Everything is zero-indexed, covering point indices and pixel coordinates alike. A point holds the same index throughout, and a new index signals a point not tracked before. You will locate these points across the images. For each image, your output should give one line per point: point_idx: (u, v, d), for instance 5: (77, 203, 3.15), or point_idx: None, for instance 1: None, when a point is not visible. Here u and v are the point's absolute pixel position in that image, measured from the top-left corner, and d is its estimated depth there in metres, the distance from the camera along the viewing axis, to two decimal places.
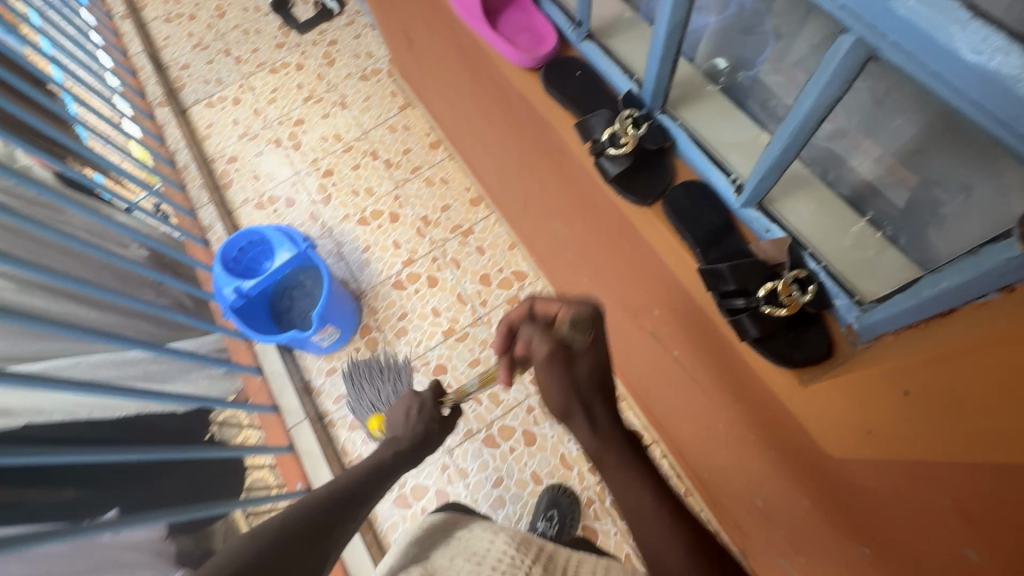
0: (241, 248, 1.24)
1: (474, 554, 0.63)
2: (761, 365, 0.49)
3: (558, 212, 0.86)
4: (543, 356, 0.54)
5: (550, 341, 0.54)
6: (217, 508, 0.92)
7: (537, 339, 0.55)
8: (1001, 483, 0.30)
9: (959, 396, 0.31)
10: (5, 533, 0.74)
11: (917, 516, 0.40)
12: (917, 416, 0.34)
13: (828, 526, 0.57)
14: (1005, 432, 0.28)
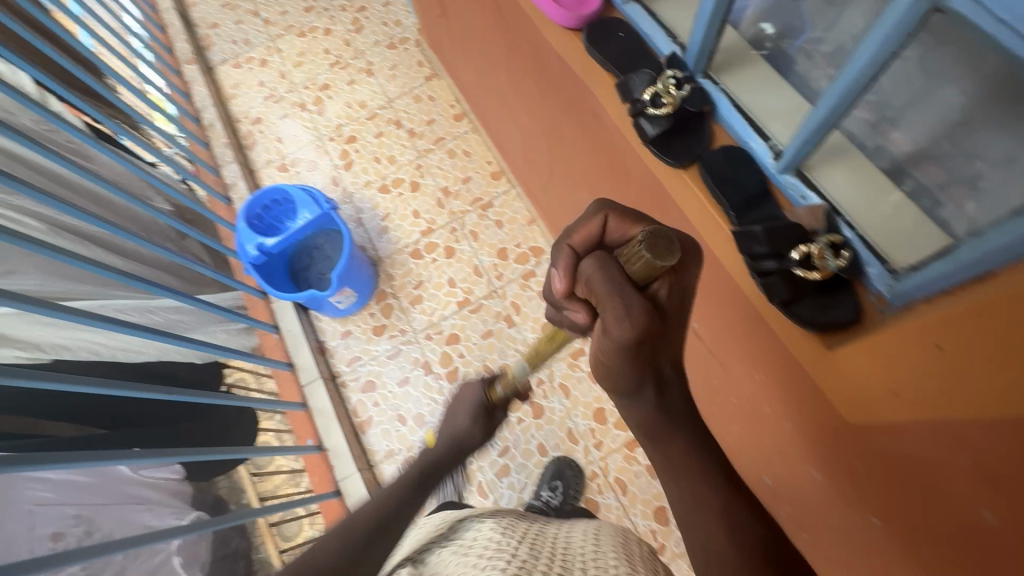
0: (265, 205, 1.26)
1: (461, 548, 0.64)
2: (786, 331, 0.49)
3: (584, 182, 0.86)
4: (627, 329, 0.42)
5: (636, 309, 0.42)
6: (235, 453, 0.94)
7: (609, 297, 0.43)
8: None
9: (993, 351, 0.31)
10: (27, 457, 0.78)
11: (934, 481, 0.41)
12: (949, 372, 0.34)
13: (837, 499, 0.58)
14: None
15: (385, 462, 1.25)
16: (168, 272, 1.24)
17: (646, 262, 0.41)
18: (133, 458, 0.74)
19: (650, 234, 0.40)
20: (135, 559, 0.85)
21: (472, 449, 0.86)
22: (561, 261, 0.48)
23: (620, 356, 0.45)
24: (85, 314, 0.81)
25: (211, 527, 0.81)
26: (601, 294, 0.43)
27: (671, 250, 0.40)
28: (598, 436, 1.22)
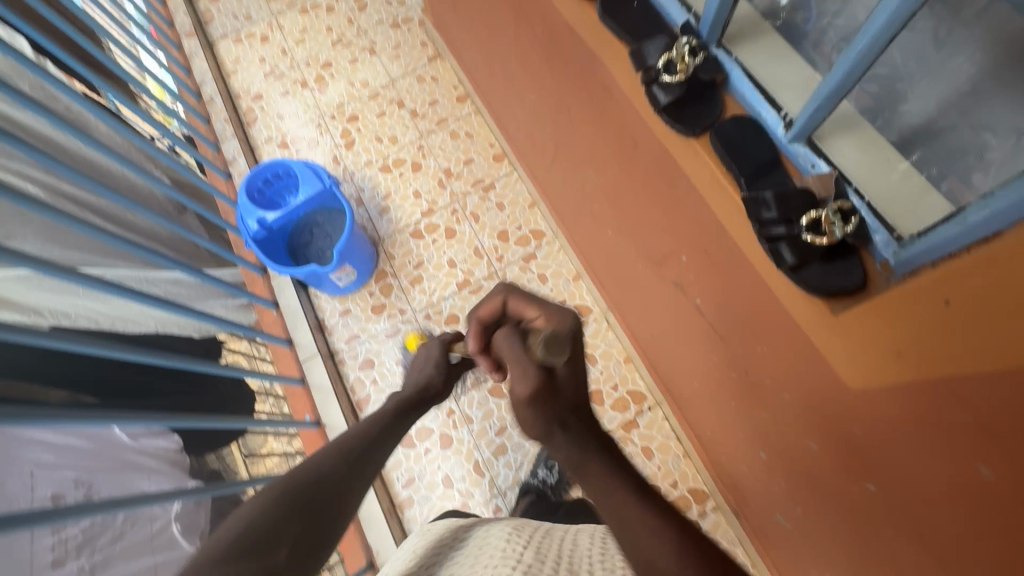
0: (266, 179, 1.25)
1: (470, 554, 0.65)
2: (792, 299, 0.50)
3: (591, 159, 0.87)
4: (526, 394, 0.51)
5: (533, 378, 0.51)
6: (235, 423, 0.94)
7: (514, 366, 0.53)
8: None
9: (993, 304, 0.32)
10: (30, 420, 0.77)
11: (931, 441, 0.42)
12: (948, 326, 0.35)
13: (834, 468, 0.59)
14: None
15: None
16: (170, 244, 1.23)
17: (542, 353, 0.51)
18: (136, 422, 0.73)
19: (548, 336, 0.51)
20: (133, 525, 0.83)
21: (434, 395, 0.80)
22: (474, 329, 0.70)
23: (524, 413, 0.52)
24: (85, 276, 0.80)
25: (210, 492, 0.81)
26: (512, 359, 0.55)
27: (561, 350, 0.51)
28: (595, 417, 1.22)
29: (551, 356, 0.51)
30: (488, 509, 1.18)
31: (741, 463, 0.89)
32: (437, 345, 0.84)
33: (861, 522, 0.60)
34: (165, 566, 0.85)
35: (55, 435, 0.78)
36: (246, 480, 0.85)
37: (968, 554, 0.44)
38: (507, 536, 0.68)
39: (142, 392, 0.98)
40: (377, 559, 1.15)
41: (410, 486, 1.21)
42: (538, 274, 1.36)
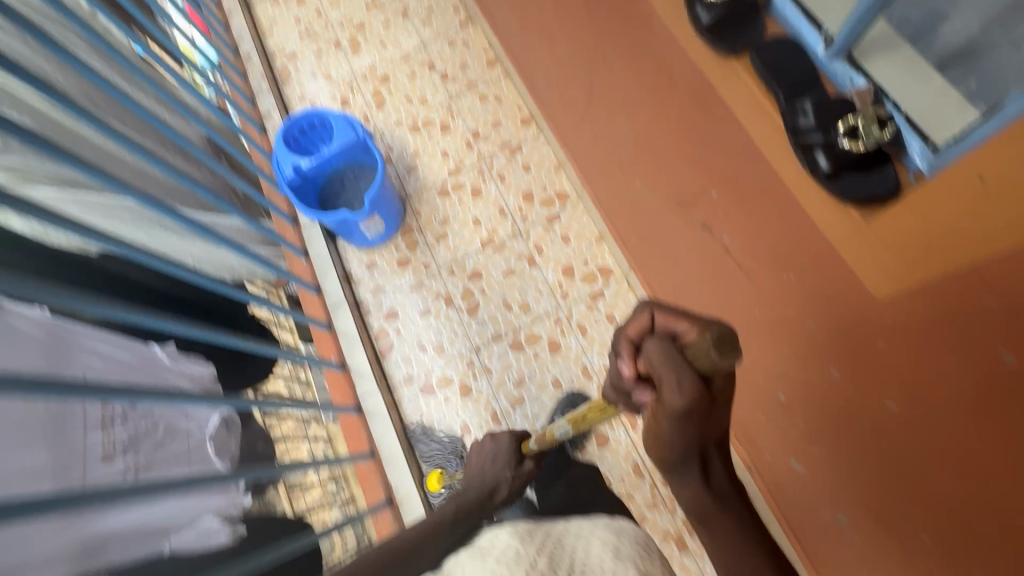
0: (302, 128, 1.29)
1: (482, 555, 0.70)
2: (823, 211, 0.52)
3: (624, 104, 0.88)
4: (679, 403, 0.46)
5: (691, 385, 0.46)
6: (262, 349, 0.99)
7: (665, 372, 0.46)
8: None
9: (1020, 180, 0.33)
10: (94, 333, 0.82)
11: (956, 338, 0.43)
12: (978, 205, 0.36)
13: (853, 394, 0.61)
14: None
15: (404, 386, 1.30)
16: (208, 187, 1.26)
17: (713, 356, 0.42)
18: (181, 328, 0.78)
19: (719, 334, 0.42)
20: (173, 438, 0.87)
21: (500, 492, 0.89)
22: (622, 349, 0.54)
23: (670, 419, 0.50)
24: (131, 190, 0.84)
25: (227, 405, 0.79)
26: (660, 368, 0.47)
27: (733, 351, 0.42)
28: None
29: (721, 357, 0.42)
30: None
31: (758, 411, 0.91)
32: (509, 437, 0.96)
33: (877, 447, 0.61)
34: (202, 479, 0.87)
35: (110, 340, 0.84)
36: (272, 400, 0.88)
37: (987, 454, 0.46)
38: (516, 545, 0.69)
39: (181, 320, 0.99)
40: (394, 494, 1.21)
41: (429, 432, 1.25)
42: (561, 235, 1.37)
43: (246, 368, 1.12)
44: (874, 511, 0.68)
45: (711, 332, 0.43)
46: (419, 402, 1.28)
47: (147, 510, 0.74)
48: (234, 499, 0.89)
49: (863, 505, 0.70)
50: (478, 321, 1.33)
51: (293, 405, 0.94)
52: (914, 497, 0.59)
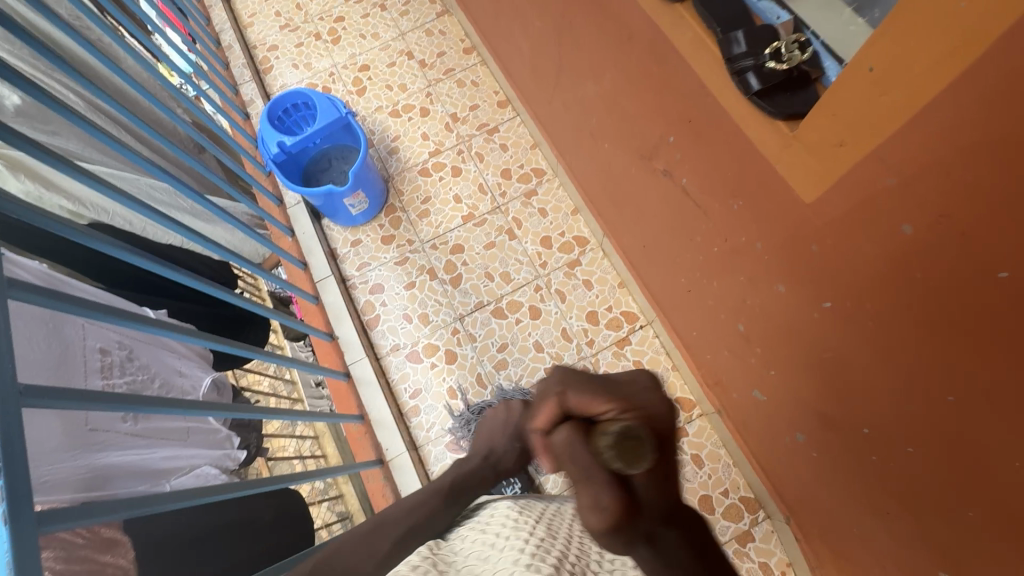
0: (285, 109, 1.34)
1: (479, 523, 0.67)
2: (757, 132, 0.59)
3: (590, 70, 0.96)
4: (601, 526, 0.40)
5: (614, 504, 0.40)
6: (239, 301, 1.05)
7: (579, 485, 0.41)
8: (923, 125, 0.41)
9: (896, 69, 0.40)
10: (93, 287, 0.89)
11: (866, 222, 0.51)
12: (868, 95, 0.44)
13: (796, 306, 0.69)
14: (924, 71, 0.39)
15: (391, 355, 1.34)
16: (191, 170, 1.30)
17: (614, 461, 0.40)
18: (157, 264, 0.84)
19: (620, 436, 0.40)
20: (168, 393, 0.91)
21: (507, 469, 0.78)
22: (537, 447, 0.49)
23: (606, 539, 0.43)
24: (129, 149, 0.89)
25: (213, 347, 0.84)
26: (574, 474, 0.41)
27: (634, 455, 0.40)
28: (590, 335, 1.30)
29: (626, 465, 0.40)
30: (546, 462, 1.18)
31: (722, 351, 0.98)
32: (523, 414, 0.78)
33: (819, 350, 0.69)
34: (197, 432, 0.91)
35: (97, 293, 0.88)
36: (250, 349, 0.96)
37: (900, 327, 0.54)
38: (515, 515, 0.66)
39: (164, 289, 1.02)
40: (386, 457, 1.22)
41: (417, 397, 1.30)
42: (538, 209, 1.44)
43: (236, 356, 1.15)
44: (822, 417, 0.75)
45: (613, 433, 0.41)
46: (405, 369, 1.33)
47: (145, 451, 0.78)
48: (229, 452, 0.96)
49: (814, 415, 0.77)
50: (461, 291, 1.38)
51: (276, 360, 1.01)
52: (852, 389, 0.66)
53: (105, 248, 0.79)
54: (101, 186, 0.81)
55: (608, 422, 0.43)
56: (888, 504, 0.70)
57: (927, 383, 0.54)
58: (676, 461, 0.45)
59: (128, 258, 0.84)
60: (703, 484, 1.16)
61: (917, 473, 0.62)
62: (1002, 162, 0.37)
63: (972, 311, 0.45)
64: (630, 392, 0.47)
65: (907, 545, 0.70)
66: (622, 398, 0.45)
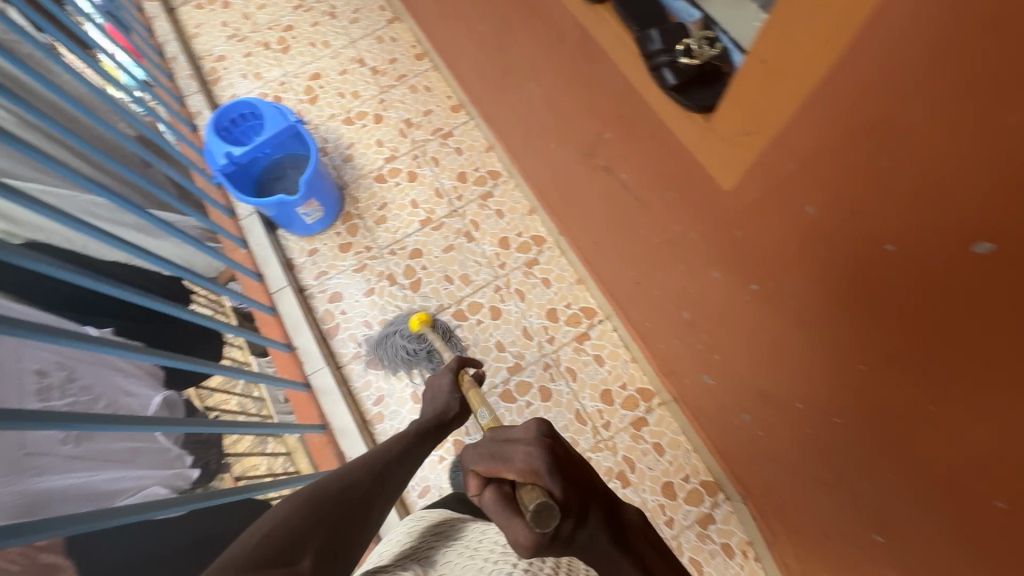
0: (232, 119, 1.32)
1: (469, 547, 0.66)
2: (679, 124, 0.61)
3: (530, 72, 0.98)
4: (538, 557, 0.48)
5: (537, 545, 0.47)
6: (189, 315, 1.03)
7: (511, 536, 0.48)
8: (812, 112, 0.44)
9: (785, 58, 0.43)
10: (29, 311, 0.85)
11: (777, 206, 0.54)
12: (765, 83, 0.46)
13: (729, 290, 0.72)
14: (807, 60, 0.41)
15: (353, 362, 1.34)
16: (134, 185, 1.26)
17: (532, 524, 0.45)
18: (94, 280, 0.82)
19: (536, 510, 0.45)
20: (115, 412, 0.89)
21: (454, 417, 0.81)
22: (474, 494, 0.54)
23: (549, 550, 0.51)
24: (65, 165, 0.87)
25: (159, 360, 0.83)
26: (503, 526, 0.49)
27: (545, 517, 0.45)
28: (550, 332, 1.32)
29: (541, 525, 0.46)
30: None
31: (673, 340, 1.01)
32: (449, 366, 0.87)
33: (753, 332, 0.72)
34: (147, 452, 0.89)
35: (32, 313, 0.85)
36: (201, 361, 0.94)
37: (815, 304, 0.57)
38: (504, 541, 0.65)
39: (105, 308, 0.99)
40: None
41: (380, 404, 1.29)
42: (495, 211, 1.46)
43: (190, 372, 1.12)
44: (763, 396, 0.79)
45: (530, 510, 0.45)
46: (367, 376, 1.32)
47: (90, 474, 0.77)
48: (180, 472, 0.92)
49: (757, 395, 0.81)
50: (422, 295, 1.38)
51: (227, 372, 0.99)
52: (785, 367, 0.69)
53: (37, 266, 0.76)
54: (31, 204, 0.79)
55: (526, 486, 0.49)
56: (825, 474, 0.74)
57: (843, 355, 0.57)
58: (582, 476, 0.52)
59: (63, 277, 0.81)
60: (664, 472, 1.19)
61: (847, 442, 0.65)
62: (876, 144, 0.40)
63: (870, 285, 0.48)
64: (525, 456, 0.50)
65: (844, 512, 0.74)
66: (529, 456, 0.50)
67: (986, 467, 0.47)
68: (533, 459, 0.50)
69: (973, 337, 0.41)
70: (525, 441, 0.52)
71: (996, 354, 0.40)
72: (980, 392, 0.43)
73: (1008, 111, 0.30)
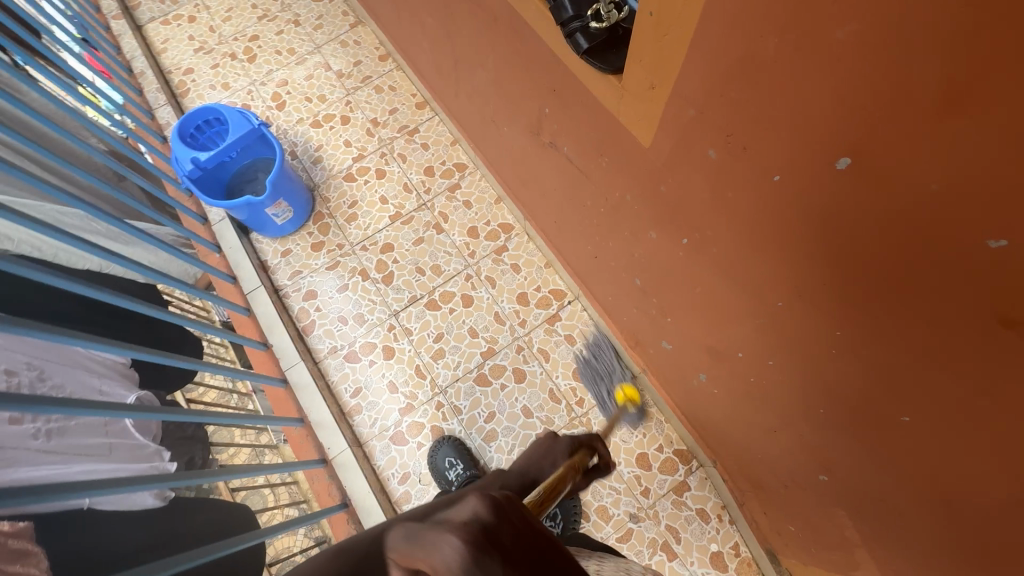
0: (198, 126, 1.35)
1: None
2: (598, 86, 0.64)
3: (477, 57, 1.01)
4: None
5: None
6: (164, 314, 1.05)
7: None
8: (695, 55, 0.46)
9: (666, 7, 0.46)
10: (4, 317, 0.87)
11: (687, 156, 0.57)
12: (656, 34, 0.49)
13: (667, 248, 0.74)
14: (683, 5, 0.44)
15: (329, 357, 1.36)
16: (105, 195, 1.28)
17: None
18: (60, 280, 0.84)
19: None
20: None
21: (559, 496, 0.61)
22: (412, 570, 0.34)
23: None
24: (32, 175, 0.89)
25: (129, 351, 0.87)
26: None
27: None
28: (522, 316, 1.35)
29: None
30: (480, 432, 1.26)
31: (632, 310, 1.04)
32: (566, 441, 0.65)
33: (692, 287, 0.74)
34: (122, 447, 0.91)
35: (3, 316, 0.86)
36: (171, 355, 0.97)
37: (733, 248, 0.59)
38: None
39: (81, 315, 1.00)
40: (329, 456, 1.23)
41: (358, 395, 1.32)
42: (463, 202, 1.48)
43: (166, 372, 1.15)
44: (710, 350, 0.81)
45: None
46: (344, 369, 1.34)
47: (62, 465, 0.79)
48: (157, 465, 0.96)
49: (706, 351, 0.83)
50: (394, 288, 1.41)
51: (202, 365, 1.02)
52: (722, 317, 0.72)
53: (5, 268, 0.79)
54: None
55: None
56: (771, 420, 0.76)
57: (762, 293, 0.60)
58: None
59: (35, 279, 0.83)
60: (638, 443, 1.21)
61: (784, 383, 0.68)
62: (748, 80, 0.43)
63: (770, 219, 0.51)
64: (436, 549, 0.28)
65: (791, 455, 0.77)
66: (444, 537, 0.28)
67: (889, 382, 0.49)
68: (443, 561, 0.27)
69: (854, 254, 0.44)
70: (451, 519, 0.29)
71: (873, 266, 0.43)
72: (869, 308, 0.46)
73: (837, 26, 0.33)
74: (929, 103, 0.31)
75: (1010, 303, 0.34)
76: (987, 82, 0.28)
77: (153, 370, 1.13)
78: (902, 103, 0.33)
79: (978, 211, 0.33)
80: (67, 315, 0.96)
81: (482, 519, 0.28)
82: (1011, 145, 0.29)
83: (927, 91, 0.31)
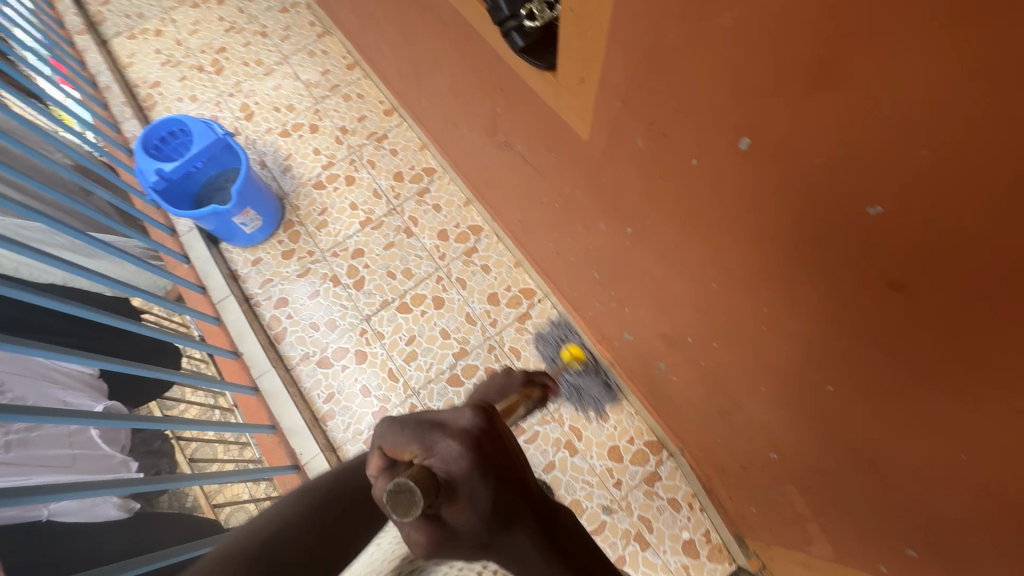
0: (162, 137, 1.36)
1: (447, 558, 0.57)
2: (537, 83, 0.67)
3: (432, 61, 1.03)
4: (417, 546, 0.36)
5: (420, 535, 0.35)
6: (132, 326, 1.04)
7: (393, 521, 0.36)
8: (613, 48, 0.49)
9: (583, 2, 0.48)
10: None
11: (620, 147, 0.59)
12: (578, 29, 0.51)
13: (615, 239, 0.77)
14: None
15: (301, 364, 1.36)
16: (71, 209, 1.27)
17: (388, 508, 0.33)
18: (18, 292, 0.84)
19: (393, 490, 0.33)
20: None
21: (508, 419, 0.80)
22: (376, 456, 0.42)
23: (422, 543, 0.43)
24: None
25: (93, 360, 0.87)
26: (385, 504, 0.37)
27: (410, 504, 0.33)
28: (492, 315, 1.36)
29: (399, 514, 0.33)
30: None
31: (594, 304, 1.06)
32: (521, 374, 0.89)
33: (643, 276, 0.77)
34: (86, 458, 0.91)
35: None
36: (139, 366, 0.96)
37: (670, 234, 0.62)
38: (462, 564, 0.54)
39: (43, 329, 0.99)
40: (301, 462, 1.23)
41: (330, 401, 1.32)
42: (432, 206, 1.50)
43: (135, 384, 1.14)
44: (665, 338, 0.84)
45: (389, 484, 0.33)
46: (317, 375, 1.35)
47: (21, 478, 0.78)
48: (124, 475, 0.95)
49: (662, 339, 0.85)
50: (366, 292, 1.42)
51: (170, 374, 1.01)
52: (671, 304, 0.74)
53: None
54: None
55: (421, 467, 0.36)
56: (724, 403, 0.79)
57: (700, 276, 0.62)
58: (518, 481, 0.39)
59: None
60: (610, 436, 1.23)
61: (730, 365, 0.70)
62: (660, 68, 0.45)
63: (696, 203, 0.53)
64: (443, 447, 0.37)
65: (744, 436, 0.79)
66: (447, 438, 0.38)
67: (815, 354, 0.52)
68: (446, 457, 0.37)
69: (767, 228, 0.46)
70: (452, 425, 0.39)
71: (785, 241, 0.45)
72: (788, 283, 0.48)
73: (721, 12, 0.36)
74: (803, 80, 0.34)
75: (895, 268, 0.37)
76: (847, 57, 0.31)
77: (121, 382, 1.12)
78: (783, 81, 0.35)
79: (861, 180, 0.35)
80: (27, 328, 0.95)
81: (476, 431, 0.39)
82: (872, 116, 0.31)
83: (801, 68, 0.34)
